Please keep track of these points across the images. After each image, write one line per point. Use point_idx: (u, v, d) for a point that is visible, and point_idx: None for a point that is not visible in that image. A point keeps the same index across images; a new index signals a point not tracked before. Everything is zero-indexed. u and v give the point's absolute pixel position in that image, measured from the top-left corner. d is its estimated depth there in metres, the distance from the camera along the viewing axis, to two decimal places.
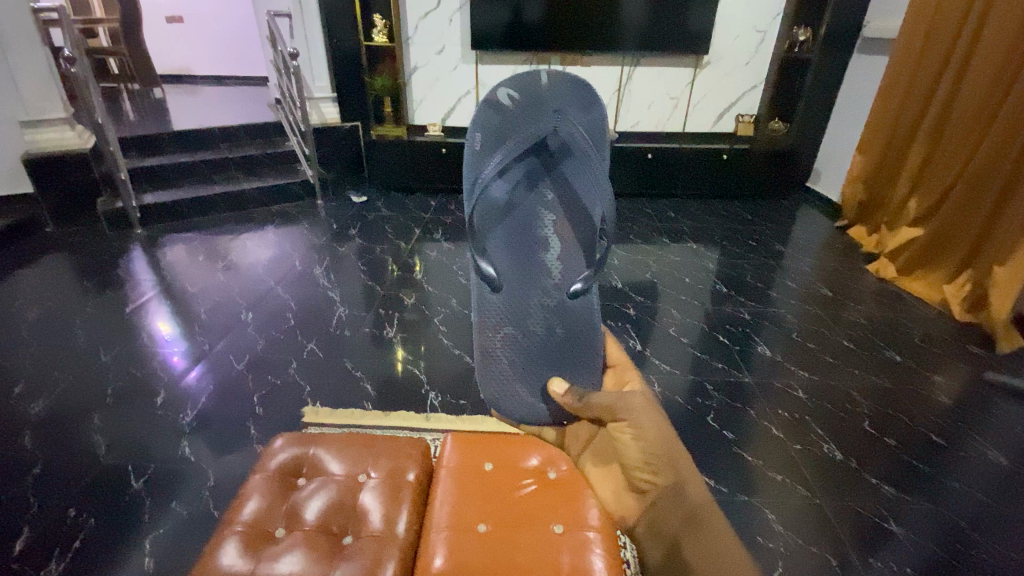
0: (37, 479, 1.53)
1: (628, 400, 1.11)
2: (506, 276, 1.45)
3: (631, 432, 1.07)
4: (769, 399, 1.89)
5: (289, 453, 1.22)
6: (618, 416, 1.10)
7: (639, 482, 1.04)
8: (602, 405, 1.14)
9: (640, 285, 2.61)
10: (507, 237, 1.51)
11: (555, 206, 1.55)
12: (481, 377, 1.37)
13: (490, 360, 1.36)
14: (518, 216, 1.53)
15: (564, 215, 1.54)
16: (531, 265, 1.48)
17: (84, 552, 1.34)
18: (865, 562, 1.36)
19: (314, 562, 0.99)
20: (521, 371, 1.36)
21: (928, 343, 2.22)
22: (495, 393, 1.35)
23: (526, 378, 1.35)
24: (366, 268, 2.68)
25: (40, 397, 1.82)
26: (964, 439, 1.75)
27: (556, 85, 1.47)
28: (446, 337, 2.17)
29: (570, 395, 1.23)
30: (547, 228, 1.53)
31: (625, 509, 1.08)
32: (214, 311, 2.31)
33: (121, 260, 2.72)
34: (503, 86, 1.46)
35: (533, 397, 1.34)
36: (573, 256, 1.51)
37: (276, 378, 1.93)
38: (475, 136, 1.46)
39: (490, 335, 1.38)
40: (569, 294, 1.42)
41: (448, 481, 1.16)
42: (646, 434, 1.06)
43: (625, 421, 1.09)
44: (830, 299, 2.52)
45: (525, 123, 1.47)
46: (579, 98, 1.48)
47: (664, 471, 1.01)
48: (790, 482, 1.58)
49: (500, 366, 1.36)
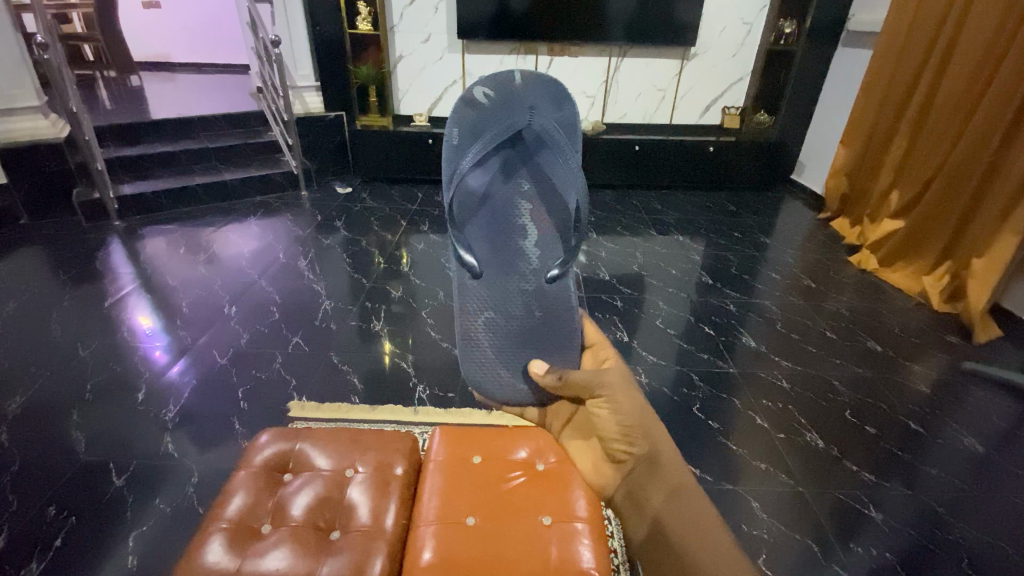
0: (15, 476, 1.50)
1: (604, 376, 1.14)
2: (486, 263, 1.48)
3: (608, 408, 1.10)
4: (753, 389, 1.92)
5: (274, 448, 1.21)
6: (596, 393, 1.14)
7: (616, 453, 1.08)
8: (578, 381, 1.17)
9: (627, 277, 2.62)
10: (486, 226, 1.54)
11: (532, 195, 1.57)
12: (463, 360, 1.39)
13: (471, 343, 1.40)
14: (497, 206, 1.55)
15: (541, 203, 1.56)
16: (509, 250, 1.51)
17: (65, 551, 1.32)
18: (845, 547, 1.40)
19: (302, 558, 0.98)
20: (501, 353, 1.38)
21: (907, 332, 2.27)
22: (476, 372, 1.38)
23: (507, 359, 1.38)
24: (351, 260, 2.64)
25: (16, 394, 1.78)
26: (941, 426, 1.80)
27: (530, 83, 1.48)
28: (434, 330, 2.16)
29: (549, 375, 1.29)
30: (524, 217, 1.55)
31: (604, 481, 1.12)
32: (197, 304, 2.27)
33: (99, 252, 2.66)
34: (478, 85, 1.48)
35: (515, 377, 1.37)
36: (551, 242, 1.53)
37: (261, 372, 1.91)
38: (452, 132, 1.48)
39: (471, 318, 1.42)
40: (546, 278, 1.46)
41: (436, 474, 1.16)
42: (623, 407, 1.09)
43: (604, 398, 1.11)
44: (814, 290, 2.56)
45: (500, 118, 1.49)
46: (553, 95, 1.50)
47: (639, 441, 1.05)
48: (773, 471, 1.61)
49: (480, 349, 1.40)
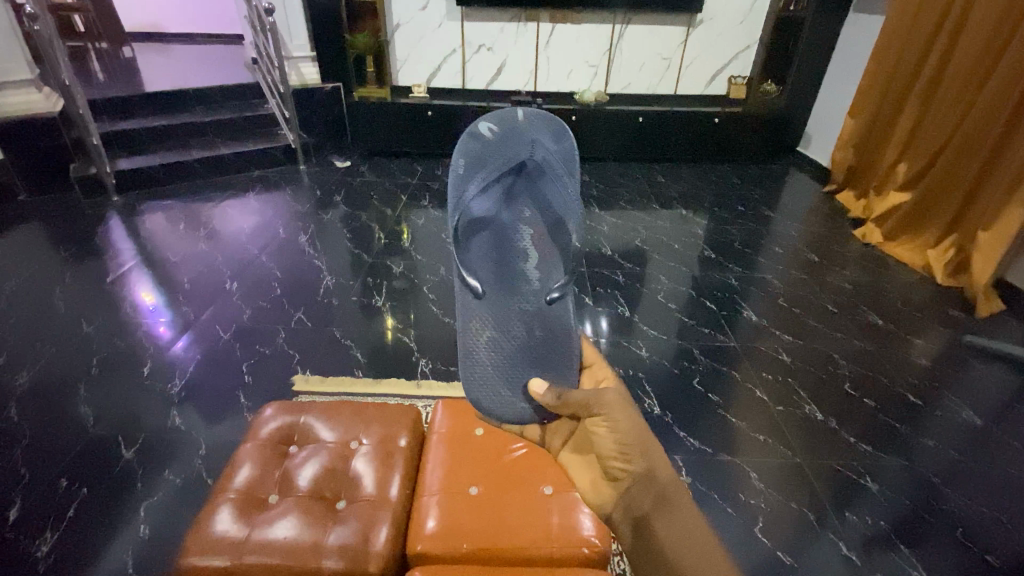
0: (25, 450, 1.52)
1: (603, 395, 1.02)
2: (486, 282, 1.35)
3: (607, 426, 1.00)
4: (752, 362, 1.94)
5: (279, 421, 1.22)
6: (592, 412, 1.02)
7: (613, 471, 1.00)
8: (575, 402, 1.05)
9: (629, 252, 2.60)
10: (487, 246, 1.43)
11: (534, 221, 1.49)
12: (464, 376, 1.20)
13: (472, 361, 1.21)
14: (498, 230, 1.46)
15: (543, 228, 1.47)
16: (510, 271, 1.39)
17: (79, 520, 1.35)
18: (840, 516, 1.43)
19: (309, 527, 1.00)
20: (504, 371, 1.21)
21: (909, 306, 2.27)
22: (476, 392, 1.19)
23: (509, 376, 1.20)
24: (352, 236, 2.63)
25: (23, 369, 1.80)
26: (941, 398, 1.82)
27: (532, 120, 1.51)
28: (436, 305, 2.16)
29: (549, 393, 1.10)
30: (525, 239, 1.45)
31: (603, 500, 1.03)
32: (198, 280, 2.27)
33: (99, 227, 2.65)
34: (483, 121, 1.51)
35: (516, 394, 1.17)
36: (553, 265, 1.41)
37: (264, 347, 1.92)
38: (457, 161, 1.46)
39: (470, 334, 1.25)
40: (547, 299, 1.32)
41: (439, 447, 1.18)
42: (621, 426, 0.99)
43: (602, 416, 1.00)
44: (817, 264, 2.55)
45: (504, 150, 1.48)
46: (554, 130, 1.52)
47: (637, 460, 0.97)
48: (771, 442, 1.63)
49: (482, 368, 1.20)
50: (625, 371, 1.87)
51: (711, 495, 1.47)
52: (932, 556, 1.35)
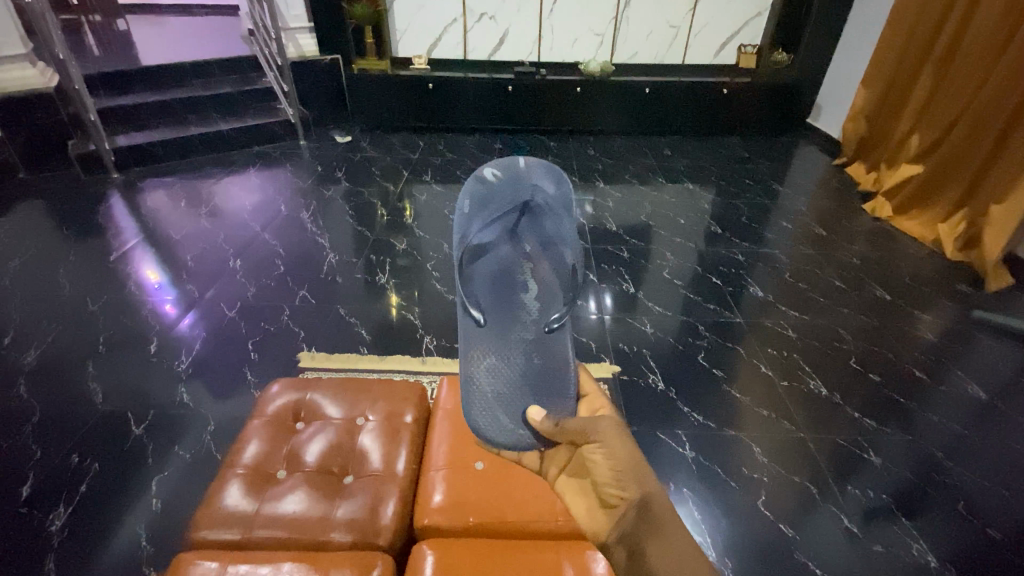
0: (36, 427, 1.55)
1: (599, 421, 0.98)
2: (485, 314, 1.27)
3: (602, 451, 0.94)
4: (757, 337, 1.93)
5: (285, 397, 1.23)
6: (588, 438, 0.97)
7: (608, 499, 0.92)
8: (571, 428, 0.99)
9: (634, 228, 2.57)
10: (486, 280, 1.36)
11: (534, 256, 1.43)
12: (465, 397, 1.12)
13: (469, 386, 1.14)
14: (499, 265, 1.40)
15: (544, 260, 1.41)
16: (510, 303, 1.31)
17: (92, 494, 1.38)
18: (842, 488, 1.44)
19: (317, 501, 1.02)
20: (504, 396, 1.12)
21: (917, 281, 2.25)
22: (476, 415, 1.10)
23: (510, 403, 1.11)
24: (354, 213, 2.60)
25: (31, 347, 1.81)
26: (946, 373, 1.81)
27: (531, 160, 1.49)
28: (440, 283, 2.15)
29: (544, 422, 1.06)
30: (525, 272, 1.38)
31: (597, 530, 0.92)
32: (201, 257, 2.26)
33: (100, 205, 2.63)
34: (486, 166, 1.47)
35: (513, 423, 1.08)
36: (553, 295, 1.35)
37: (269, 325, 1.92)
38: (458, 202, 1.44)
39: (469, 363, 1.18)
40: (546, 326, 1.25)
41: (445, 423, 1.19)
42: (617, 452, 0.93)
43: (596, 442, 0.96)
44: (825, 239, 2.51)
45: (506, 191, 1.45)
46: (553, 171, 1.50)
47: (631, 486, 0.89)
48: (775, 417, 1.63)
49: (480, 392, 1.13)
50: (630, 347, 1.87)
51: (714, 469, 1.48)
52: (933, 528, 1.36)
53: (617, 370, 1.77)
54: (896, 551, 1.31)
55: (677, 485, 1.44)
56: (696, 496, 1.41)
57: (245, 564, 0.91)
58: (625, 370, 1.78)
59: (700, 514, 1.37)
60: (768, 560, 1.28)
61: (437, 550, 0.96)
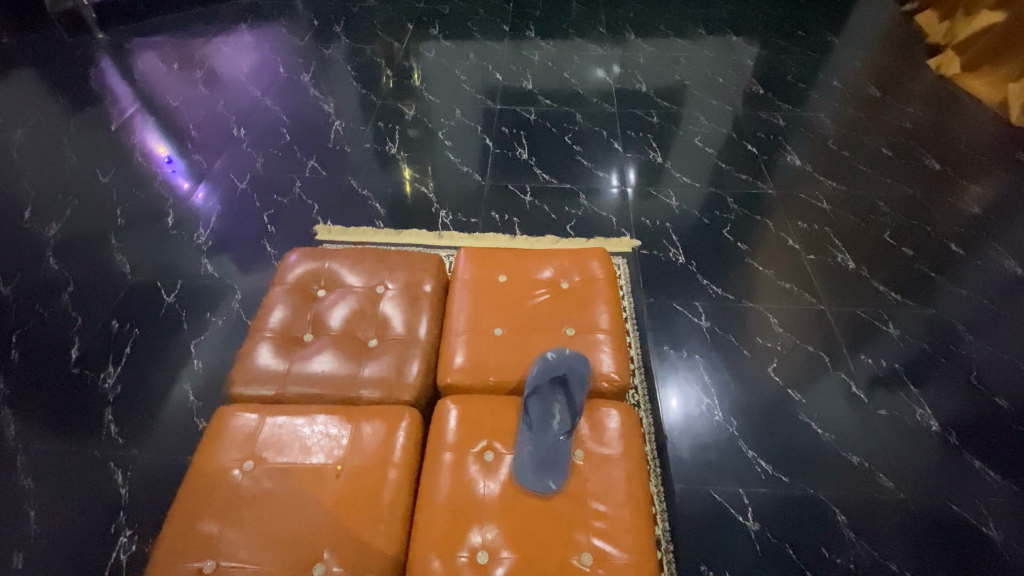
0: (72, 297, 1.61)
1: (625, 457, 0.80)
2: (534, 420, 0.98)
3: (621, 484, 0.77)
4: (788, 209, 1.84)
5: (304, 266, 1.24)
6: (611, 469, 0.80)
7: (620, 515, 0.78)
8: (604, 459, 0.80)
9: (666, 88, 2.34)
10: (532, 422, 0.97)
11: (564, 395, 1.01)
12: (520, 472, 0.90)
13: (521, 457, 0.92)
14: (539, 418, 0.98)
15: (570, 387, 1.01)
16: (552, 422, 0.97)
17: (137, 356, 1.47)
18: (854, 356, 1.47)
19: (344, 361, 1.07)
20: (542, 446, 0.93)
21: (972, 149, 2.05)
22: (527, 473, 0.90)
23: (547, 448, 0.93)
24: (358, 75, 2.40)
25: (53, 221, 1.82)
26: (984, 248, 1.73)
27: (563, 357, 1.05)
28: (453, 154, 2.04)
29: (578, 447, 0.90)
30: (558, 414, 0.98)
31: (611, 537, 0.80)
32: (204, 126, 2.16)
33: (91, 70, 2.47)
34: (532, 364, 1.05)
35: (551, 462, 0.91)
36: (578, 389, 1.01)
37: (282, 197, 1.88)
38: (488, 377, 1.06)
39: (524, 448, 0.93)
40: (574, 389, 1.01)
41: (464, 291, 1.20)
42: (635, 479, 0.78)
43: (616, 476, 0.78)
44: (877, 101, 2.27)
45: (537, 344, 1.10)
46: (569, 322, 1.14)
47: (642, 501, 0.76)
48: (796, 290, 1.61)
49: (530, 455, 0.92)
50: (652, 222, 1.80)
51: (728, 338, 1.50)
52: (939, 395, 1.40)
53: (638, 245, 1.73)
54: (899, 416, 1.36)
55: (691, 353, 1.47)
56: (708, 362, 1.45)
57: (282, 416, 0.99)
58: (646, 244, 1.74)
59: (711, 379, 1.42)
60: (773, 420, 1.35)
61: (459, 405, 1.02)
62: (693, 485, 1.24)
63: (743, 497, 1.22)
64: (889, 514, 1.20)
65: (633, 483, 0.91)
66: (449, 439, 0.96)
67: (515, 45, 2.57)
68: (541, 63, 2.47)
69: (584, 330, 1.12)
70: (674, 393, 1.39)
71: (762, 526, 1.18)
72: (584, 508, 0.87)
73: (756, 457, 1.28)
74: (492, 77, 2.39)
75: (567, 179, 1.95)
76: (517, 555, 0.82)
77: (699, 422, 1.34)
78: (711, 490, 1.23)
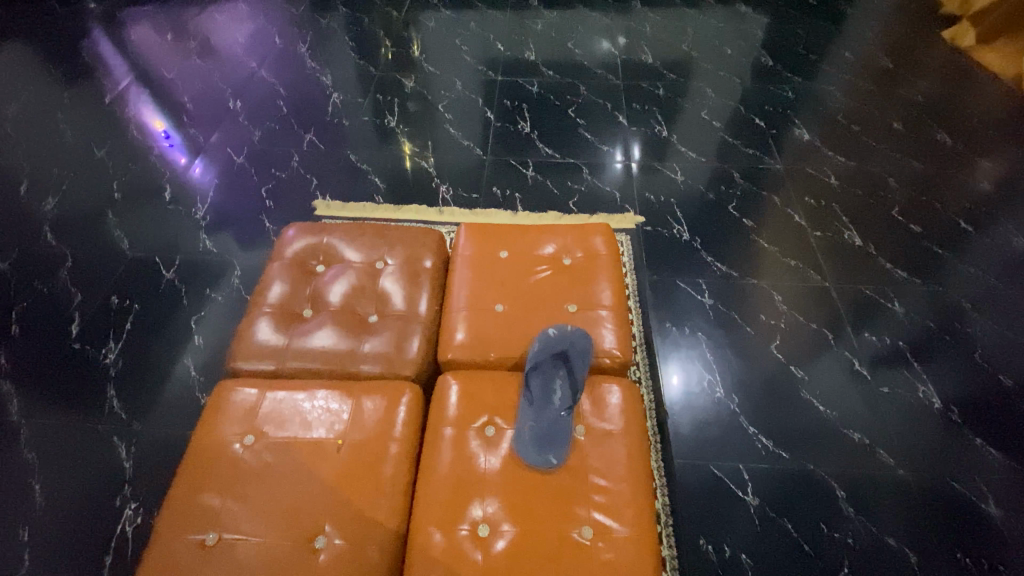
0: (71, 272, 1.60)
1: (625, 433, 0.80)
2: (535, 396, 0.97)
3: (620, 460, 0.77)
4: (795, 185, 1.80)
5: (302, 241, 1.23)
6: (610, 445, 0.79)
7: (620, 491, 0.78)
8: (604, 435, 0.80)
9: (673, 60, 2.28)
10: (532, 398, 0.97)
11: (564, 371, 1.00)
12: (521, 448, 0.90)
13: (521, 432, 0.92)
14: (539, 395, 0.97)
15: (571, 363, 1.01)
16: (552, 398, 0.97)
17: (138, 332, 1.47)
18: (858, 333, 1.46)
19: (344, 337, 1.06)
20: (542, 421, 0.93)
21: (985, 124, 2.00)
22: (528, 449, 0.90)
23: (548, 423, 0.92)
24: (356, 46, 2.34)
25: (49, 195, 1.80)
26: (993, 225, 1.70)
27: (564, 334, 1.04)
28: (454, 127, 2.00)
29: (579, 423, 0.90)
30: (558, 390, 0.98)
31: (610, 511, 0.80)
32: (199, 99, 2.11)
33: (83, 41, 2.41)
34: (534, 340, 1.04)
35: (551, 438, 0.91)
36: (579, 365, 1.00)
37: (280, 172, 1.85)
38: (489, 353, 1.05)
39: (524, 424, 0.93)
40: (574, 365, 1.00)
41: (464, 267, 1.18)
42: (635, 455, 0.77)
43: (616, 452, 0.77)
44: (889, 74, 2.20)
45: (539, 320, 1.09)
46: (571, 298, 1.13)
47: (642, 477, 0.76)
48: (801, 268, 1.59)
49: (530, 431, 0.92)
50: (657, 197, 1.77)
51: (731, 316, 1.49)
52: (942, 373, 1.39)
53: (642, 221, 1.70)
54: (901, 393, 1.35)
55: (693, 330, 1.46)
56: (710, 340, 1.44)
57: (282, 391, 0.98)
58: (650, 220, 1.71)
59: (713, 356, 1.42)
60: (774, 397, 1.34)
61: (460, 380, 1.01)
62: (693, 460, 1.24)
63: (743, 473, 1.23)
64: (888, 490, 1.20)
65: (634, 458, 0.91)
66: (450, 414, 0.96)
67: (518, 15, 2.50)
68: (545, 33, 2.39)
69: (586, 307, 1.11)
70: (676, 370, 1.39)
71: (761, 501, 1.19)
72: (585, 482, 0.87)
73: (757, 434, 1.28)
74: (493, 48, 2.32)
75: (570, 153, 1.91)
76: (518, 528, 0.83)
77: (701, 398, 1.34)
78: (711, 466, 1.23)
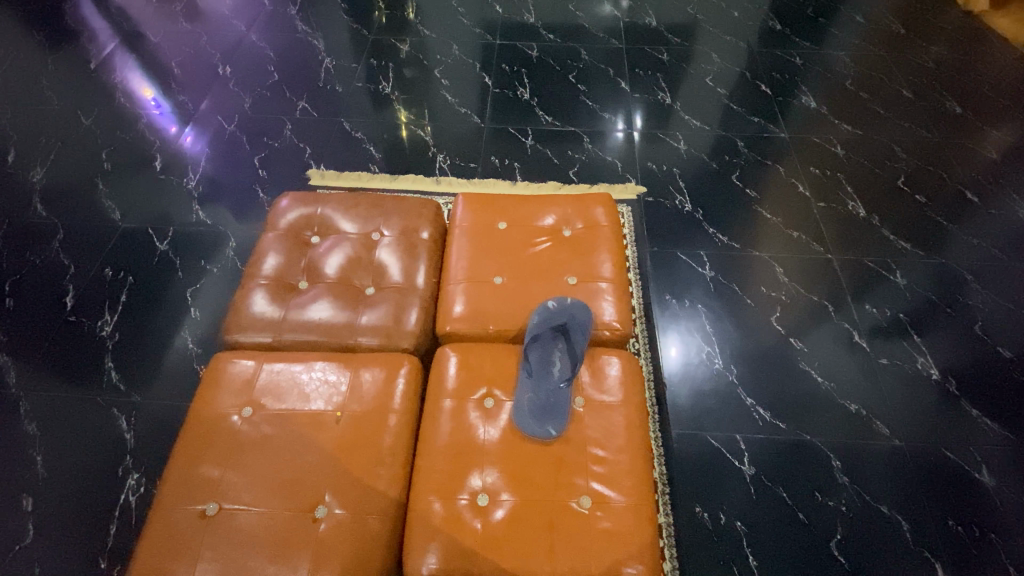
0: (63, 244, 1.57)
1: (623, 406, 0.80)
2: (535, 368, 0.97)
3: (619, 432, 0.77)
4: (800, 154, 1.77)
5: (297, 212, 1.20)
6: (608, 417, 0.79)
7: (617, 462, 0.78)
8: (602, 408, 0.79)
9: (678, 23, 2.20)
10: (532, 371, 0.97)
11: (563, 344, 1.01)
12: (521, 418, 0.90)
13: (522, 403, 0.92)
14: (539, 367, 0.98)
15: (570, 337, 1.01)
16: (552, 370, 0.97)
17: (134, 304, 1.46)
18: (858, 305, 1.45)
19: (341, 309, 1.05)
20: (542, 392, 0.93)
21: (996, 91, 1.95)
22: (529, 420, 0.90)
23: (547, 394, 0.93)
24: (348, 8, 2.25)
25: (37, 165, 1.75)
26: (1000, 195, 1.67)
27: (565, 307, 1.03)
28: (450, 94, 1.94)
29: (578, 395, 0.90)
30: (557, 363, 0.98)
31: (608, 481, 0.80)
32: (187, 64, 2.04)
33: (65, 3, 2.31)
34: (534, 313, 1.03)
35: (551, 408, 0.91)
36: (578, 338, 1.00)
37: (273, 141, 1.81)
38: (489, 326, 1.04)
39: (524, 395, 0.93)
40: (573, 339, 1.00)
41: (462, 239, 1.16)
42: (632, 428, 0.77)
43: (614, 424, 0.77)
44: (900, 38, 2.13)
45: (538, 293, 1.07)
46: (571, 270, 1.11)
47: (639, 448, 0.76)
48: (804, 239, 1.57)
49: (530, 402, 0.92)
50: (658, 167, 1.74)
51: (732, 288, 1.48)
52: (942, 345, 1.39)
53: (643, 192, 1.67)
54: (900, 364, 1.35)
55: (693, 302, 1.45)
56: (710, 311, 1.44)
57: (279, 363, 0.98)
58: (651, 191, 1.68)
59: (713, 328, 1.41)
60: (773, 368, 1.34)
61: (459, 352, 1.00)
62: (691, 431, 1.25)
63: (740, 443, 1.24)
64: (883, 459, 1.22)
65: (633, 429, 0.91)
66: (449, 386, 0.96)
67: None
68: None
69: (586, 279, 1.10)
70: (675, 342, 1.38)
71: (757, 470, 1.20)
72: (584, 453, 0.88)
73: (755, 405, 1.29)
74: (491, 10, 2.24)
75: (571, 121, 1.86)
76: (517, 497, 0.83)
77: (699, 370, 1.34)
78: (708, 436, 1.24)
